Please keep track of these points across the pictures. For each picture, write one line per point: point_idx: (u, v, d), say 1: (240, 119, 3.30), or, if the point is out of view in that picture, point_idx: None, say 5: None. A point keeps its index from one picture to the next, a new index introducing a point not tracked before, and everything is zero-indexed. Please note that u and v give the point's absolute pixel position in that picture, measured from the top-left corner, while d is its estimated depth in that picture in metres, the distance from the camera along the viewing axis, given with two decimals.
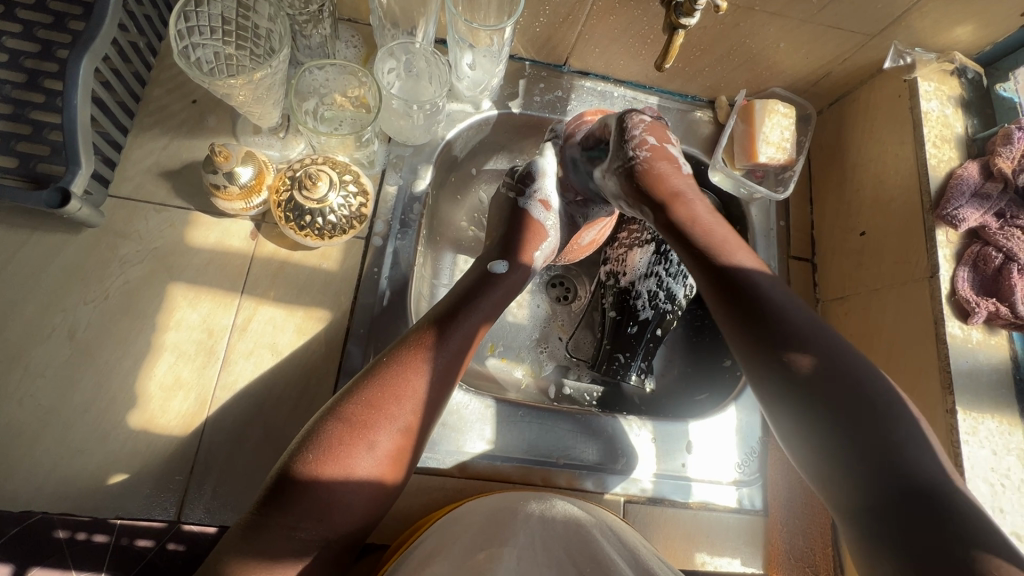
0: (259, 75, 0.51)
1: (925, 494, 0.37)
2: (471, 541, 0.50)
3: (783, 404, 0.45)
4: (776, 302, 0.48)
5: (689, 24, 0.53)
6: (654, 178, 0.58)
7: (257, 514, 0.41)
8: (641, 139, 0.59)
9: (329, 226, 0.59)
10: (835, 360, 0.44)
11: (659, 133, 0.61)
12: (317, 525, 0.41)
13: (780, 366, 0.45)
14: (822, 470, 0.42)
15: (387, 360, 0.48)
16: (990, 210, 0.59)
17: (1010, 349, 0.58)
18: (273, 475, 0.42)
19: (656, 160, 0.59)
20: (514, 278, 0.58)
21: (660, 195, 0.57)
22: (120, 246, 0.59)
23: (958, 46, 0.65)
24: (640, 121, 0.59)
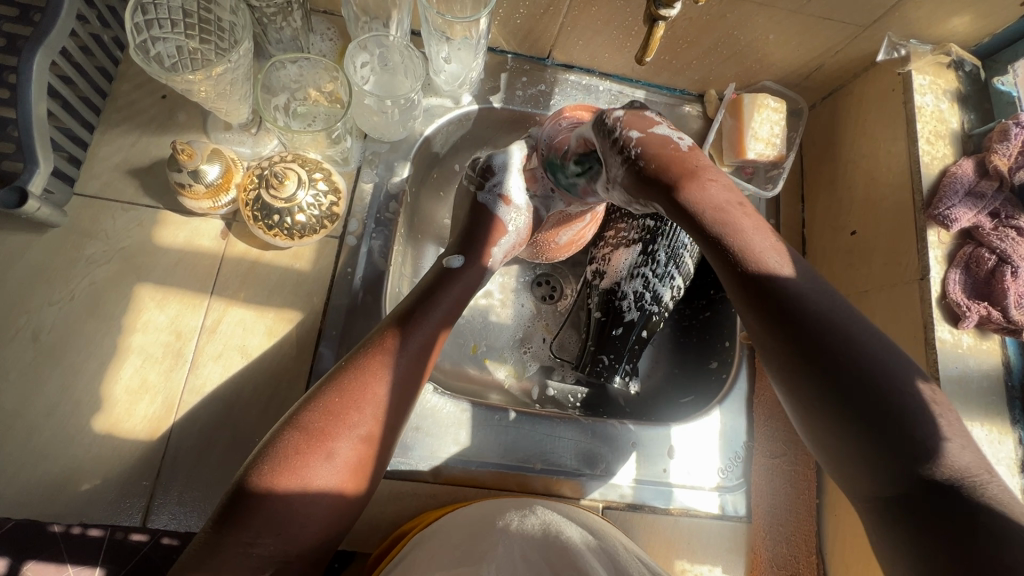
0: (218, 69, 0.49)
1: (949, 494, 0.32)
2: (453, 553, 0.48)
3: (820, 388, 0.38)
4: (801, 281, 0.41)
5: (669, 15, 0.50)
6: (650, 160, 0.48)
7: (211, 531, 0.40)
8: (625, 133, 0.50)
9: (298, 226, 0.58)
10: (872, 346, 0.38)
11: (642, 121, 0.51)
12: (276, 539, 0.40)
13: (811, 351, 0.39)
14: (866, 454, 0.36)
15: (347, 365, 0.47)
16: (984, 210, 0.57)
17: (1003, 354, 0.56)
18: (228, 490, 0.41)
19: (656, 146, 0.49)
20: (468, 277, 0.56)
21: (661, 169, 0.47)
22: (86, 245, 0.58)
23: (955, 38, 0.62)
24: (614, 119, 0.52)
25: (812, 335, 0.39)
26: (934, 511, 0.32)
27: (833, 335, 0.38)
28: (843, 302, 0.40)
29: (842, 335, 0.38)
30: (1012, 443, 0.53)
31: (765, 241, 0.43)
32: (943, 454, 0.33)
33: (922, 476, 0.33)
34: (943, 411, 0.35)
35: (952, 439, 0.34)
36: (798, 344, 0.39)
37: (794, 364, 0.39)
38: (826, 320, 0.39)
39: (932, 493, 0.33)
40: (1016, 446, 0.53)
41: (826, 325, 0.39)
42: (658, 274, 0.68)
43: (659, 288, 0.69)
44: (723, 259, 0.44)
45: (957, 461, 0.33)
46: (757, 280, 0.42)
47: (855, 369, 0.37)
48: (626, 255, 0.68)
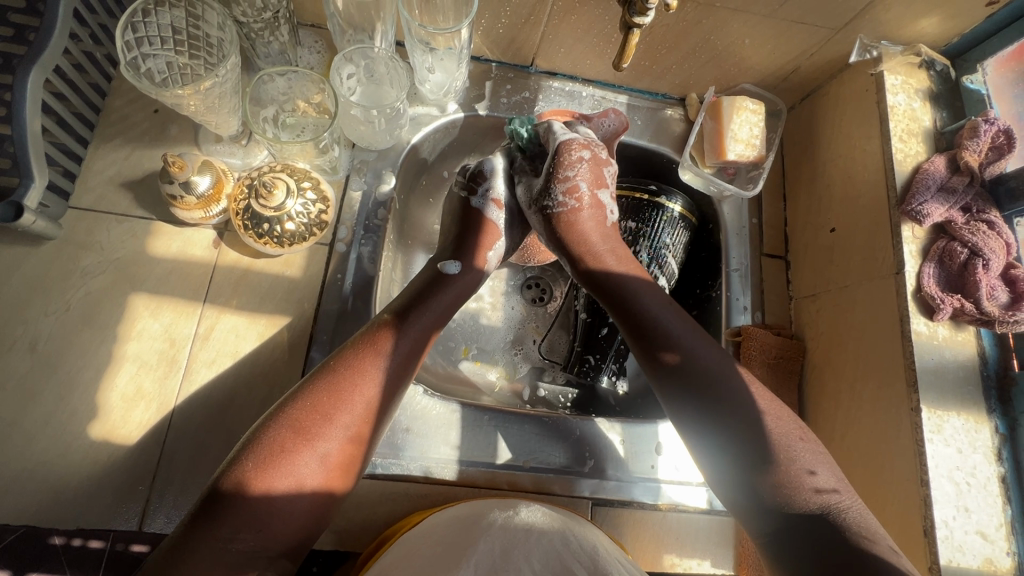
0: (206, 84, 0.51)
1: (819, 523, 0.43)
2: (436, 548, 0.50)
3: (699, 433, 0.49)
4: (672, 331, 0.53)
5: (643, 22, 0.52)
6: (573, 226, 0.59)
7: (188, 526, 0.40)
8: (572, 183, 0.59)
9: (288, 234, 0.59)
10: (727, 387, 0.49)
11: (597, 176, 0.61)
12: (255, 535, 0.41)
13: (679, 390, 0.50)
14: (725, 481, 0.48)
15: (335, 363, 0.48)
16: (955, 205, 0.58)
17: (978, 345, 0.57)
18: (210, 485, 0.42)
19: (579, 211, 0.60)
20: (467, 279, 0.59)
21: (579, 237, 0.59)
22: (82, 257, 0.59)
23: (926, 38, 0.64)
24: (568, 162, 0.59)
25: (681, 382, 0.50)
26: (802, 537, 0.43)
27: (711, 385, 0.49)
28: (717, 355, 0.51)
29: (719, 383, 0.49)
30: (988, 432, 0.54)
31: (637, 295, 0.55)
32: (807, 487, 0.45)
33: (797, 511, 0.44)
34: (797, 440, 0.47)
35: (809, 470, 0.45)
36: (691, 398, 0.50)
37: (687, 414, 0.50)
38: (706, 370, 0.50)
39: (808, 525, 0.43)
40: (992, 434, 0.55)
41: (691, 367, 0.51)
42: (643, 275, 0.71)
43: None
44: (629, 326, 0.54)
45: (816, 489, 0.45)
46: (659, 346, 0.52)
47: (718, 406, 0.49)
48: None
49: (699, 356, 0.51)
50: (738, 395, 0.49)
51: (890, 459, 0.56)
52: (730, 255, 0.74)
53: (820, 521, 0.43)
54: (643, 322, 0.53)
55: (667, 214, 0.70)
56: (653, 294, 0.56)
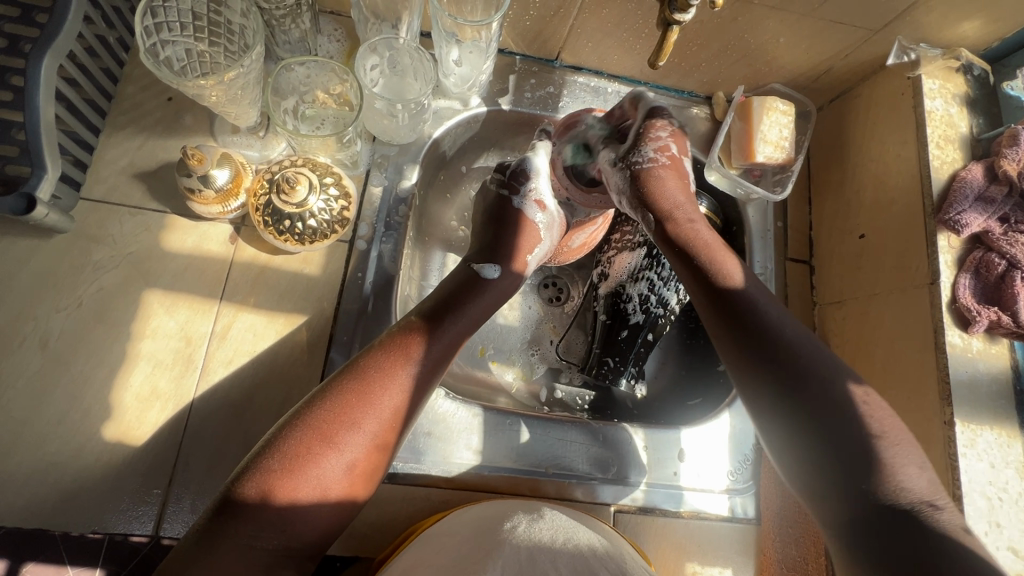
0: (230, 74, 0.49)
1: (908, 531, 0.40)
2: (451, 552, 0.48)
3: (782, 415, 0.47)
4: (769, 321, 0.49)
5: (683, 20, 0.50)
6: (663, 192, 0.57)
7: (210, 520, 0.39)
8: (660, 149, 0.59)
9: (309, 231, 0.57)
10: (826, 382, 0.46)
11: (674, 148, 0.60)
12: (277, 535, 0.40)
13: (769, 375, 0.47)
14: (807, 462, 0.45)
15: (365, 362, 0.47)
16: (993, 214, 0.57)
17: (1012, 358, 0.56)
18: (230, 480, 0.41)
19: (667, 175, 0.58)
20: (504, 285, 0.58)
21: (661, 209, 0.56)
22: (94, 250, 0.57)
23: (966, 42, 0.62)
24: (654, 136, 0.59)
25: (776, 366, 0.47)
26: (882, 531, 0.40)
27: (800, 368, 0.47)
28: (810, 349, 0.48)
29: (809, 380, 0.46)
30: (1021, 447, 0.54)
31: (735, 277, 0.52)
32: (901, 489, 0.42)
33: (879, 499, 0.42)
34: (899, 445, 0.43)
35: (905, 470, 0.42)
36: (767, 368, 0.48)
37: (763, 395, 0.48)
38: (800, 354, 0.47)
39: (893, 521, 0.41)
40: None
41: (789, 357, 0.47)
42: (663, 277, 0.69)
43: (664, 292, 0.69)
44: (715, 304, 0.51)
45: (910, 491, 0.42)
46: (743, 322, 0.49)
47: (818, 398, 0.45)
48: (631, 257, 0.70)
49: (798, 351, 0.47)
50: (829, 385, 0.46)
51: None
52: (754, 259, 0.72)
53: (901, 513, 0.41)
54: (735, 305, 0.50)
55: None
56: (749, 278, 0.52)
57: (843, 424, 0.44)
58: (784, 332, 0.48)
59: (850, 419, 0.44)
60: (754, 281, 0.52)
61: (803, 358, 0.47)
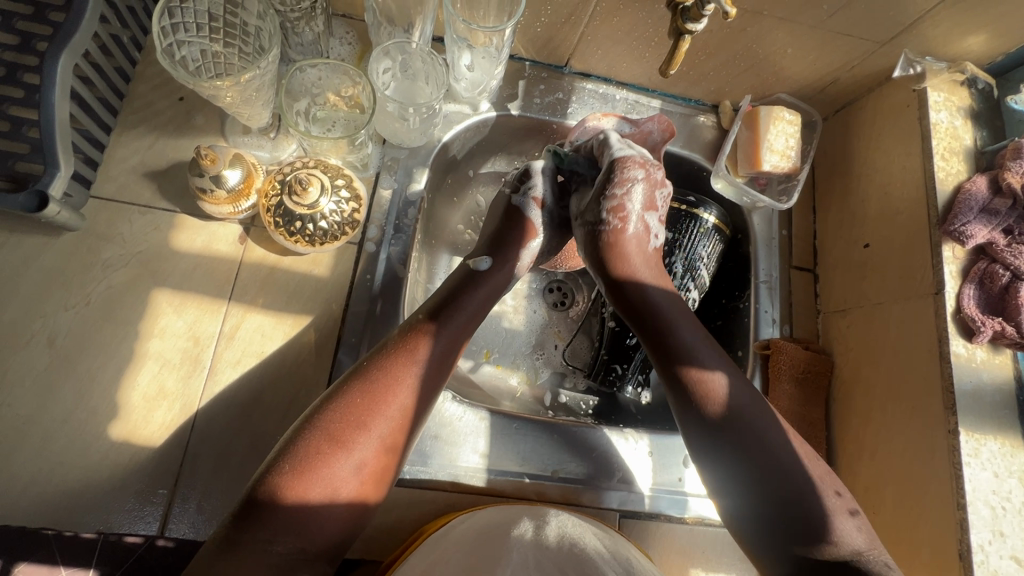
0: (247, 76, 0.49)
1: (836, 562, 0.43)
2: (464, 557, 0.49)
3: (726, 464, 0.48)
4: (702, 366, 0.51)
5: (696, 29, 0.51)
6: (614, 250, 0.58)
7: (229, 528, 0.40)
8: (618, 204, 0.59)
9: (320, 233, 0.57)
10: (762, 430, 0.48)
11: (644, 201, 0.59)
12: (294, 538, 0.40)
13: (713, 427, 0.49)
14: (751, 511, 0.47)
15: (370, 364, 0.48)
16: (997, 226, 0.58)
17: (1015, 368, 0.57)
18: (247, 488, 0.41)
19: (626, 232, 0.59)
20: (498, 278, 0.57)
21: (614, 260, 0.58)
22: (103, 248, 0.57)
23: (970, 55, 0.63)
24: (622, 179, 0.59)
25: (721, 419, 0.49)
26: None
27: (736, 413, 0.49)
28: (741, 395, 0.50)
29: (744, 425, 0.48)
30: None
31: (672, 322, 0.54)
32: (839, 534, 0.44)
33: (819, 556, 0.44)
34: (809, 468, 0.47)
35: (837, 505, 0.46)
36: (704, 418, 0.50)
37: (706, 449, 0.49)
38: (733, 403, 0.49)
39: (832, 571, 0.43)
40: None
41: (722, 403, 0.49)
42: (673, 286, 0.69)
43: None
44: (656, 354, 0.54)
45: (847, 536, 0.44)
46: (687, 375, 0.51)
47: (761, 447, 0.48)
48: None
49: (736, 402, 0.49)
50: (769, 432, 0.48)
51: (923, 481, 0.56)
52: (759, 267, 0.73)
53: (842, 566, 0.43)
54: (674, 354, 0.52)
55: (702, 225, 0.69)
56: (664, 291, 0.57)
57: (785, 472, 0.47)
58: (719, 377, 0.51)
59: (786, 460, 0.47)
60: (688, 319, 0.55)
61: (736, 404, 0.49)
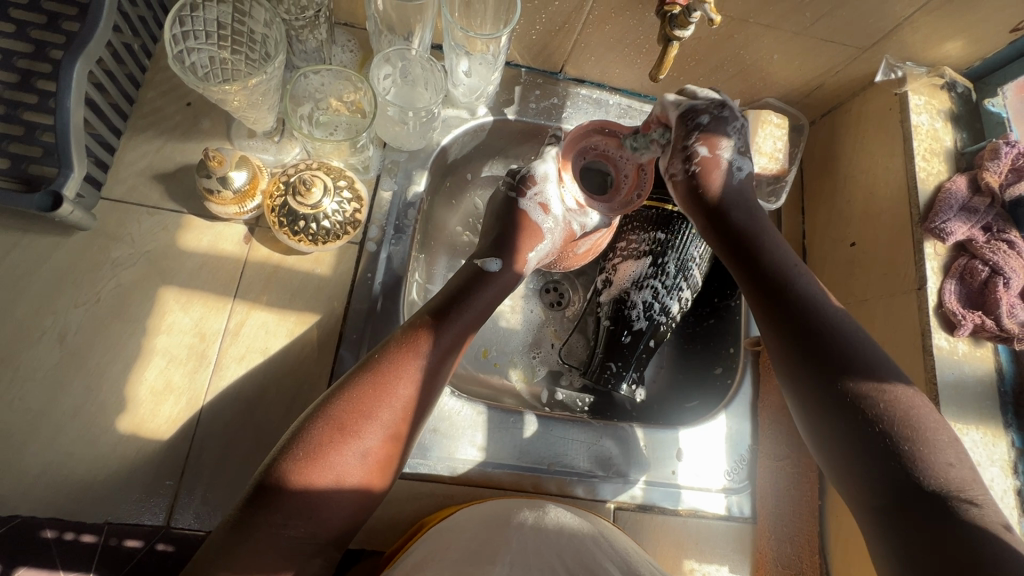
0: (254, 81, 0.51)
1: (933, 500, 0.40)
2: (464, 547, 0.50)
3: (824, 406, 0.46)
4: (808, 304, 0.49)
5: (683, 36, 0.53)
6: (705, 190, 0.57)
7: (239, 513, 0.41)
8: (696, 146, 0.57)
9: (322, 232, 0.59)
10: (872, 362, 0.46)
11: (716, 135, 0.57)
12: (303, 524, 0.42)
13: (813, 367, 0.47)
14: (846, 443, 0.44)
15: (377, 357, 0.49)
16: (977, 223, 0.60)
17: (996, 360, 0.59)
18: (256, 475, 0.43)
19: (712, 171, 0.57)
20: (506, 278, 0.59)
21: (713, 204, 0.57)
22: (112, 248, 0.59)
23: (949, 61, 0.66)
24: (696, 126, 0.57)
25: (824, 359, 0.47)
26: (918, 517, 0.40)
27: (846, 351, 0.46)
28: (854, 333, 0.48)
29: (857, 364, 0.46)
30: (1005, 446, 0.56)
31: (779, 262, 0.53)
32: (939, 466, 0.41)
33: (913, 488, 0.41)
34: (926, 414, 0.44)
35: (942, 451, 0.42)
36: (810, 360, 0.47)
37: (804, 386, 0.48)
38: (842, 341, 0.47)
39: (920, 502, 0.40)
40: (1009, 448, 0.56)
41: (837, 340, 0.47)
42: (667, 287, 0.71)
43: (666, 300, 0.71)
44: (756, 295, 0.52)
45: (945, 478, 0.41)
46: (779, 305, 0.50)
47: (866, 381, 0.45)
48: (635, 266, 0.71)
49: (847, 338, 0.47)
50: (881, 377, 0.45)
51: None
52: None
53: (931, 498, 0.40)
54: (777, 292, 0.51)
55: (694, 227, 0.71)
56: (781, 250, 0.54)
57: (891, 410, 0.44)
58: (826, 318, 0.48)
59: (887, 404, 0.44)
60: (800, 264, 0.53)
61: (851, 344, 0.47)
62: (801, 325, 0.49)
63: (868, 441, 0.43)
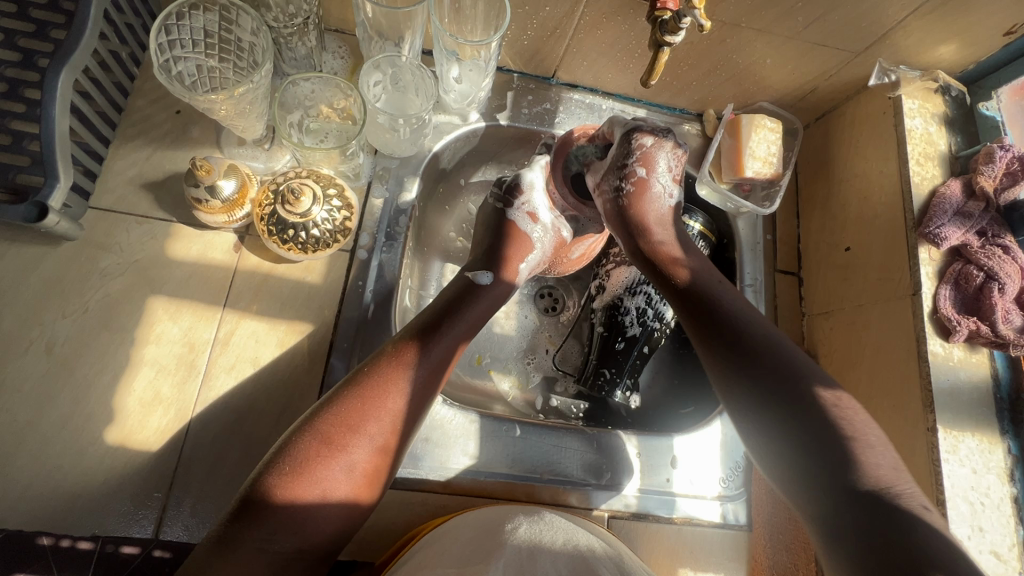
0: (240, 90, 0.51)
1: (867, 499, 0.41)
2: (459, 548, 0.50)
3: (758, 413, 0.48)
4: (731, 317, 0.52)
5: (673, 41, 0.53)
6: (631, 211, 0.58)
7: (225, 527, 0.41)
8: (633, 168, 0.58)
9: (312, 240, 0.59)
10: (792, 370, 0.48)
11: (654, 163, 0.59)
12: (291, 538, 0.41)
13: (742, 376, 0.49)
14: (781, 448, 0.46)
15: (368, 369, 0.49)
16: (971, 228, 0.60)
17: (992, 366, 0.58)
18: (243, 489, 0.42)
19: (640, 194, 0.59)
20: (497, 292, 0.59)
21: (637, 223, 0.58)
22: (100, 258, 0.58)
23: (943, 64, 0.65)
24: (637, 148, 0.58)
25: (751, 366, 0.49)
26: (856, 517, 0.40)
27: (768, 361, 0.49)
28: (773, 342, 0.50)
29: (778, 371, 0.48)
30: (1001, 453, 0.56)
31: (700, 280, 0.55)
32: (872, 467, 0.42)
33: (847, 489, 0.42)
34: (864, 424, 0.45)
35: (874, 454, 0.43)
36: (737, 369, 0.49)
37: (737, 393, 0.49)
38: (766, 350, 0.49)
39: (860, 502, 0.41)
40: (1005, 455, 0.56)
41: (759, 351, 0.49)
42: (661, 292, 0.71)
43: (660, 306, 0.71)
44: (683, 310, 0.54)
45: (875, 474, 0.42)
46: (705, 318, 0.52)
47: (789, 386, 0.47)
48: (629, 271, 0.71)
49: (773, 348, 0.49)
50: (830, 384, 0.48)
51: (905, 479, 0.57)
52: (744, 271, 0.74)
53: (871, 498, 0.40)
54: (701, 306, 0.53)
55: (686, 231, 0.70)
56: (705, 268, 0.57)
57: (823, 416, 0.45)
58: (749, 330, 0.51)
59: (816, 407, 0.46)
60: (723, 281, 0.56)
61: (773, 353, 0.49)
62: (727, 337, 0.51)
63: (797, 444, 0.45)
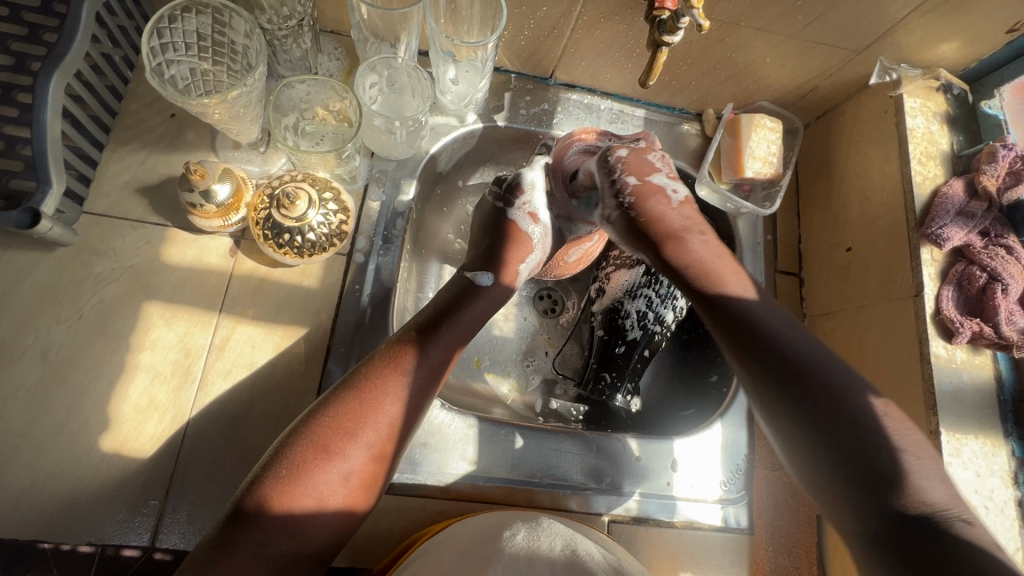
0: (233, 93, 0.50)
1: (919, 521, 0.37)
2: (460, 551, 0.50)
3: (800, 426, 0.45)
4: (771, 329, 0.49)
5: (671, 41, 0.52)
6: (644, 222, 0.58)
7: (218, 532, 0.40)
8: (623, 180, 0.59)
9: (308, 244, 0.58)
10: (834, 383, 0.45)
11: (640, 167, 0.60)
12: (285, 544, 0.40)
13: (777, 389, 0.46)
14: (818, 467, 0.43)
15: (364, 372, 0.48)
16: (974, 229, 0.59)
17: (995, 368, 0.58)
18: (236, 495, 0.42)
19: (648, 200, 0.59)
20: (497, 293, 0.59)
21: (655, 232, 0.58)
22: (95, 263, 0.58)
23: (944, 63, 0.64)
24: (618, 161, 0.60)
25: (798, 380, 0.46)
26: (908, 539, 0.37)
27: (815, 373, 0.46)
28: (820, 354, 0.47)
29: (818, 386, 0.45)
30: (1005, 456, 0.55)
31: (736, 293, 0.53)
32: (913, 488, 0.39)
33: (887, 511, 0.39)
34: (910, 443, 0.42)
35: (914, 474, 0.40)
36: (780, 384, 0.46)
37: (774, 406, 0.47)
38: (807, 361, 0.46)
39: (907, 520, 0.38)
40: (1009, 458, 0.55)
41: (812, 363, 0.46)
42: (660, 295, 0.70)
43: (661, 310, 0.71)
44: (719, 323, 0.52)
45: (929, 495, 0.39)
46: (742, 329, 0.50)
47: (832, 403, 0.44)
48: (629, 275, 0.71)
49: (810, 361, 0.46)
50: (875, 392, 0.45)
51: None
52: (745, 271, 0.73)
53: (907, 518, 0.38)
54: (737, 317, 0.51)
55: None
56: (735, 278, 0.54)
57: (863, 434, 0.42)
58: (788, 340, 0.48)
59: (862, 425, 0.42)
60: (756, 291, 0.53)
61: (815, 366, 0.46)
62: (764, 349, 0.48)
63: (843, 466, 0.42)
